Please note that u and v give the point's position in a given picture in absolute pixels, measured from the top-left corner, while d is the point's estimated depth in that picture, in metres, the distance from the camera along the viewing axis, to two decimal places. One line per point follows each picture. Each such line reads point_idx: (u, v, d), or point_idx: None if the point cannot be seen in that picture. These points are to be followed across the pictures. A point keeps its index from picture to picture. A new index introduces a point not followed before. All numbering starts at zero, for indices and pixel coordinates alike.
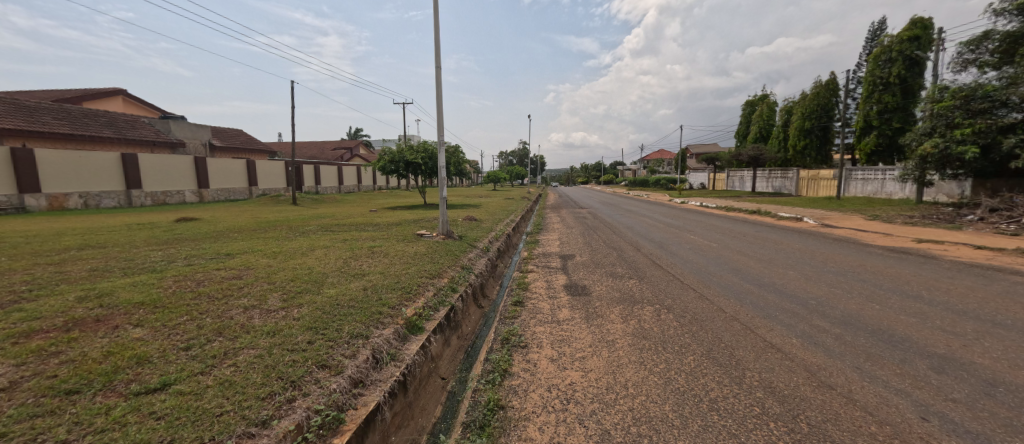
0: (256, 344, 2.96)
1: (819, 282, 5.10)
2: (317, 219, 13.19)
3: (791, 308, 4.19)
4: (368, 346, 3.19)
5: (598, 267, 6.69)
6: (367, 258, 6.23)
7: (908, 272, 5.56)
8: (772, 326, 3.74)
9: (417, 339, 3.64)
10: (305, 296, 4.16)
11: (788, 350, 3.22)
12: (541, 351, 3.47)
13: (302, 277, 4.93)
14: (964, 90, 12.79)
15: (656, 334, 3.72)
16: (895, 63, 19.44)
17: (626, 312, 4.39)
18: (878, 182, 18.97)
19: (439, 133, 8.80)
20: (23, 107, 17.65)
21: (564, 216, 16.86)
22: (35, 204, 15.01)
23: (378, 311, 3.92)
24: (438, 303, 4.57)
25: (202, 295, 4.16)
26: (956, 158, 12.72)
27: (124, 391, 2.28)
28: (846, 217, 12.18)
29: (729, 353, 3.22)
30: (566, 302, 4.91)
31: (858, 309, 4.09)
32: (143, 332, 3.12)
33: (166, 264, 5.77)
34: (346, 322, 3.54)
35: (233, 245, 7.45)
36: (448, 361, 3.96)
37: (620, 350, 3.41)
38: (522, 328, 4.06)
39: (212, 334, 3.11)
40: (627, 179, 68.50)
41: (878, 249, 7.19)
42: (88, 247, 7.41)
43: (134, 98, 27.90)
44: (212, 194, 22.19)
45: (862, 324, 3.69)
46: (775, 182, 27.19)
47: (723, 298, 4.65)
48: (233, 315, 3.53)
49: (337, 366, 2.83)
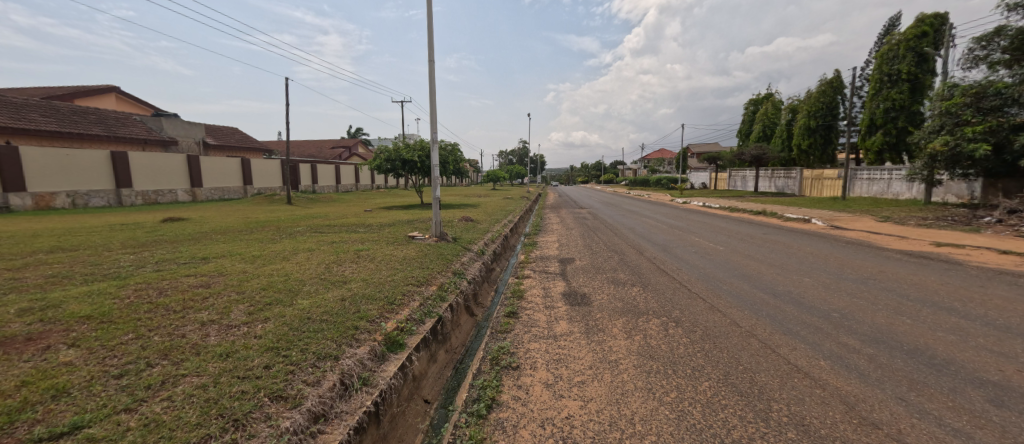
0: (203, 370, 2.56)
1: (839, 292, 4.70)
2: (309, 220, 12.76)
3: (813, 322, 3.79)
4: (336, 370, 2.78)
5: (599, 273, 6.26)
6: (351, 263, 5.80)
7: (933, 279, 5.15)
8: (795, 344, 3.33)
9: (396, 358, 3.23)
10: (273, 308, 3.74)
11: (816, 374, 2.82)
12: (535, 375, 3.06)
13: (275, 286, 4.51)
14: (975, 87, 12.37)
15: (664, 353, 3.30)
16: (905, 59, 18.99)
17: (630, 325, 3.97)
18: (884, 182, 18.56)
19: (433, 131, 8.41)
20: (10, 104, 17.27)
21: (563, 216, 16.48)
22: (19, 203, 14.58)
23: (352, 326, 3.50)
24: (424, 315, 4.16)
25: (159, 307, 3.73)
26: (967, 157, 12.28)
27: (23, 436, 1.88)
28: (856, 218, 11.74)
29: (749, 378, 2.81)
30: (564, 313, 4.49)
31: (888, 325, 3.67)
32: (75, 354, 2.71)
33: (134, 270, 5.34)
34: (314, 340, 3.13)
35: (212, 249, 7.00)
36: (432, 380, 3.57)
37: (624, 373, 3.00)
38: (515, 345, 3.64)
39: (157, 356, 2.72)
40: (628, 178, 67.84)
41: (895, 254, 6.78)
42: (57, 250, 6.98)
43: (128, 96, 27.51)
44: (205, 193, 21.75)
45: (897, 343, 3.27)
46: (778, 182, 26.75)
47: (737, 309, 4.24)
48: (186, 333, 3.11)
49: (295, 397, 2.42)
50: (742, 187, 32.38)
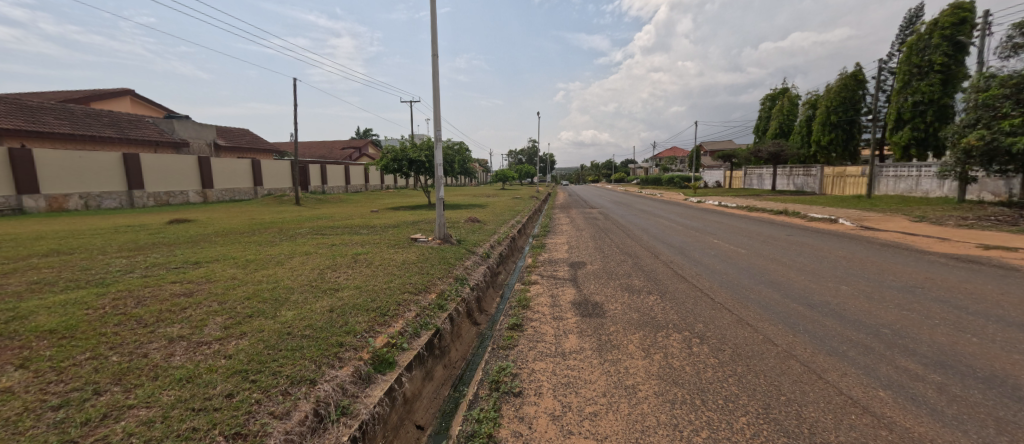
0: (155, 400, 2.22)
1: (884, 304, 4.18)
2: (313, 221, 12.55)
3: (860, 340, 3.31)
4: (311, 398, 2.41)
5: (611, 279, 5.81)
6: (346, 269, 5.45)
7: (991, 289, 4.58)
8: (843, 368, 2.87)
9: (383, 380, 2.85)
10: (253, 322, 3.39)
11: (877, 409, 2.36)
12: (540, 403, 2.64)
13: (262, 295, 4.16)
14: (1015, 77, 11.26)
15: (689, 377, 2.87)
16: (937, 49, 17.94)
17: (648, 342, 3.53)
18: (913, 179, 17.64)
19: (435, 130, 8.06)
20: (24, 108, 17.54)
21: (573, 216, 16.13)
22: (33, 205, 14.73)
23: (337, 343, 3.14)
24: (420, 327, 3.79)
25: (131, 319, 3.43)
26: (1005, 152, 11.43)
27: None
28: (888, 218, 10.94)
29: (794, 412, 2.36)
30: (573, 325, 4.07)
31: (951, 344, 3.17)
32: (19, 378, 2.39)
33: (119, 276, 5.07)
34: (291, 361, 2.78)
35: (207, 252, 6.75)
36: (426, 402, 3.19)
37: (644, 403, 2.57)
38: (519, 365, 3.24)
39: (108, 382, 2.38)
40: (640, 178, 66.92)
41: (940, 258, 6.17)
42: (52, 253, 6.81)
43: (141, 99, 27.93)
44: (216, 194, 21.85)
45: (968, 369, 2.78)
46: (798, 180, 25.78)
47: (769, 323, 3.76)
48: (148, 352, 2.77)
49: (257, 434, 2.05)
50: (758, 185, 31.43)
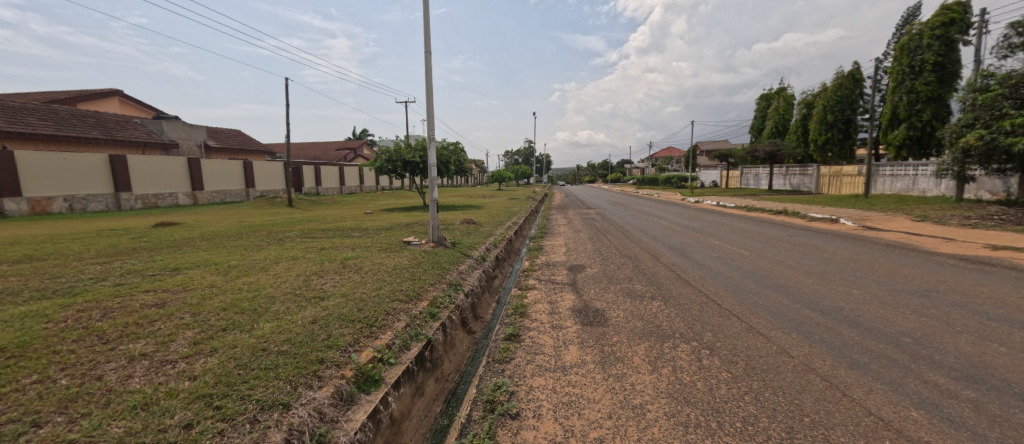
0: (98, 435, 1.93)
1: (899, 308, 3.97)
2: (305, 223, 12.25)
3: (882, 351, 3.09)
4: (283, 426, 2.14)
5: (612, 284, 5.57)
6: (333, 275, 5.17)
7: (1007, 292, 4.39)
8: (869, 384, 2.64)
9: (368, 401, 2.59)
10: (225, 336, 3.11)
11: (913, 432, 2.13)
12: (539, 427, 2.40)
13: (239, 305, 3.87)
14: (1014, 77, 11.18)
15: (701, 394, 2.63)
16: (931, 48, 17.81)
17: (655, 354, 3.28)
18: (909, 178, 17.60)
19: (428, 130, 7.79)
20: (6, 108, 17.07)
21: (571, 217, 15.96)
22: (15, 208, 14.24)
23: (317, 359, 2.86)
24: (410, 338, 3.53)
25: (92, 334, 3.15)
26: (1004, 151, 11.30)
27: None
28: (889, 218, 10.81)
29: (821, 436, 2.13)
30: (573, 334, 3.84)
31: (980, 355, 2.96)
32: None
33: (90, 285, 4.76)
34: (263, 382, 2.50)
35: (189, 258, 6.44)
36: (416, 422, 2.92)
37: (654, 427, 2.32)
38: (516, 381, 2.98)
39: (52, 411, 2.10)
40: (636, 178, 66.99)
41: (949, 258, 6.00)
42: (25, 260, 6.48)
43: (129, 99, 27.41)
44: (206, 196, 21.41)
45: (1003, 384, 2.56)
46: (794, 180, 25.77)
47: (782, 332, 3.54)
48: (104, 374, 2.50)
49: None
50: (755, 185, 31.41)
